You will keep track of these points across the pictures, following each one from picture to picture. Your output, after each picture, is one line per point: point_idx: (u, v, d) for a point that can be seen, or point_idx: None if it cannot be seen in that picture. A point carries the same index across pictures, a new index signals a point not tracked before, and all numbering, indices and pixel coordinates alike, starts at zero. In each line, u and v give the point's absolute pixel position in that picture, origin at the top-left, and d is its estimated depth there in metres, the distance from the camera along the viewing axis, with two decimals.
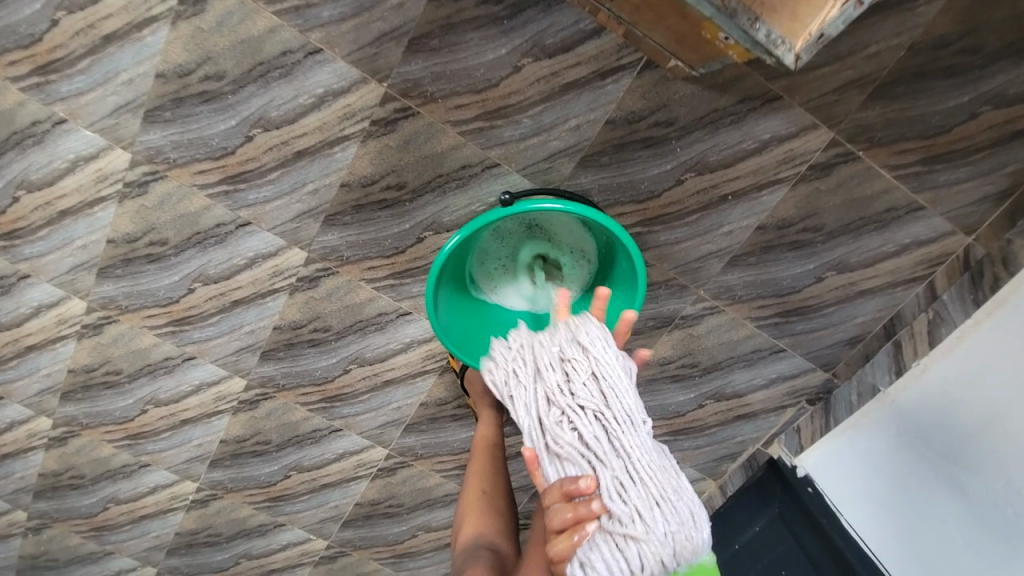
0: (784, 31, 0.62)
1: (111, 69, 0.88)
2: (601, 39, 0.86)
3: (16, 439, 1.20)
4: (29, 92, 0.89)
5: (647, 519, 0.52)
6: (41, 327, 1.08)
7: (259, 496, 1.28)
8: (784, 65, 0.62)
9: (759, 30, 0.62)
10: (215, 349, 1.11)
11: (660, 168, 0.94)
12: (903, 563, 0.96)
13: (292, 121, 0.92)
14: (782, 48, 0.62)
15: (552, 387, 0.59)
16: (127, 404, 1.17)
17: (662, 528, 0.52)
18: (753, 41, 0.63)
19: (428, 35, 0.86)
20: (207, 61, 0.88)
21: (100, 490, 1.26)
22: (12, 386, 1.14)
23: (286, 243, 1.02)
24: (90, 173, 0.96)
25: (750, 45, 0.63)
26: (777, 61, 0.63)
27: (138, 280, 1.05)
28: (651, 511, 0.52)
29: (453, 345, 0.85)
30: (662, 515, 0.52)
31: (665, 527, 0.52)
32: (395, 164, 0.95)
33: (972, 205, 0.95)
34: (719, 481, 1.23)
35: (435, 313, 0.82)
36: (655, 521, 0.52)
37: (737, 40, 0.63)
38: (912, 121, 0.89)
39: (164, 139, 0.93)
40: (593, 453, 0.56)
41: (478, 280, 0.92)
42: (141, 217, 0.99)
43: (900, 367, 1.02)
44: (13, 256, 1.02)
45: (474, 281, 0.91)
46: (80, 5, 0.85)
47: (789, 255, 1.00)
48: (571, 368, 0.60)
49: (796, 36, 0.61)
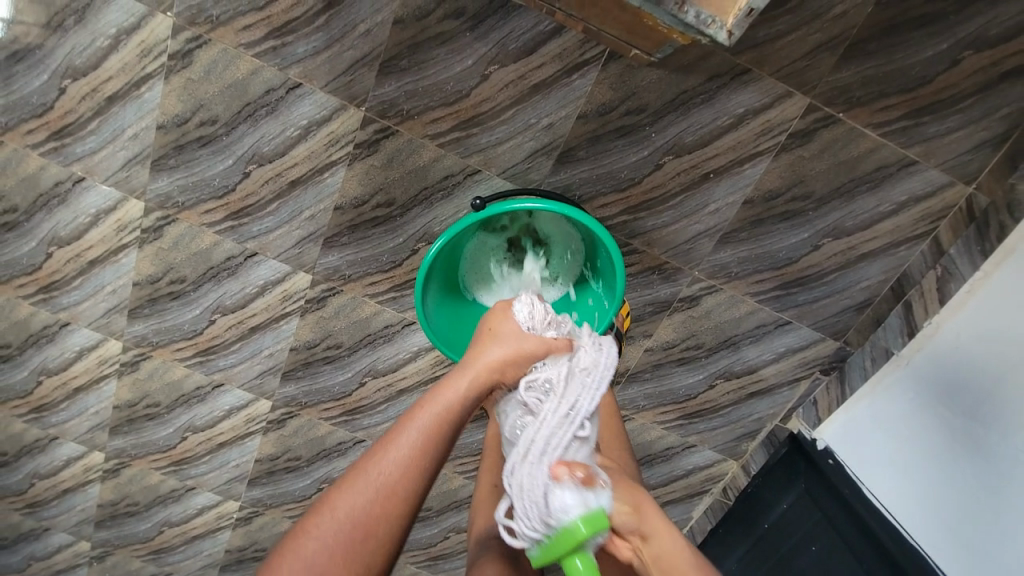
0: (714, 10, 0.72)
1: (117, 126, 0.96)
2: (562, 37, 0.88)
3: (75, 474, 1.31)
4: (49, 156, 0.98)
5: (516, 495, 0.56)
6: (85, 369, 1.18)
7: (296, 510, 1.35)
8: (720, 40, 0.74)
9: (688, 12, 0.72)
10: (240, 374, 1.19)
11: (637, 156, 0.95)
12: (926, 528, 0.94)
13: (283, 153, 0.98)
14: (714, 27, 0.73)
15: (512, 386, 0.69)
16: (169, 433, 1.26)
17: (528, 505, 0.55)
18: (685, 24, 0.73)
19: (397, 57, 0.90)
20: (200, 108, 0.95)
21: (154, 515, 1.36)
22: (66, 426, 1.25)
23: (292, 268, 1.08)
24: (111, 224, 1.04)
25: (683, 26, 0.73)
26: (712, 37, 0.74)
27: (164, 317, 1.13)
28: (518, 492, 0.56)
29: (440, 339, 0.89)
30: (530, 493, 0.55)
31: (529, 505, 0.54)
32: (383, 182, 1.00)
33: (967, 153, 0.93)
34: (741, 460, 1.22)
35: (424, 313, 0.86)
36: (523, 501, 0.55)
37: (670, 24, 0.73)
38: (890, 76, 0.88)
39: (171, 185, 1.00)
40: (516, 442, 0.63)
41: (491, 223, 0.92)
42: (160, 259, 1.07)
43: (912, 329, 1.01)
44: (54, 307, 1.12)
45: (464, 277, 0.94)
46: (82, 72, 0.93)
47: (781, 226, 1.00)
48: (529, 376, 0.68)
49: (726, 13, 0.72)
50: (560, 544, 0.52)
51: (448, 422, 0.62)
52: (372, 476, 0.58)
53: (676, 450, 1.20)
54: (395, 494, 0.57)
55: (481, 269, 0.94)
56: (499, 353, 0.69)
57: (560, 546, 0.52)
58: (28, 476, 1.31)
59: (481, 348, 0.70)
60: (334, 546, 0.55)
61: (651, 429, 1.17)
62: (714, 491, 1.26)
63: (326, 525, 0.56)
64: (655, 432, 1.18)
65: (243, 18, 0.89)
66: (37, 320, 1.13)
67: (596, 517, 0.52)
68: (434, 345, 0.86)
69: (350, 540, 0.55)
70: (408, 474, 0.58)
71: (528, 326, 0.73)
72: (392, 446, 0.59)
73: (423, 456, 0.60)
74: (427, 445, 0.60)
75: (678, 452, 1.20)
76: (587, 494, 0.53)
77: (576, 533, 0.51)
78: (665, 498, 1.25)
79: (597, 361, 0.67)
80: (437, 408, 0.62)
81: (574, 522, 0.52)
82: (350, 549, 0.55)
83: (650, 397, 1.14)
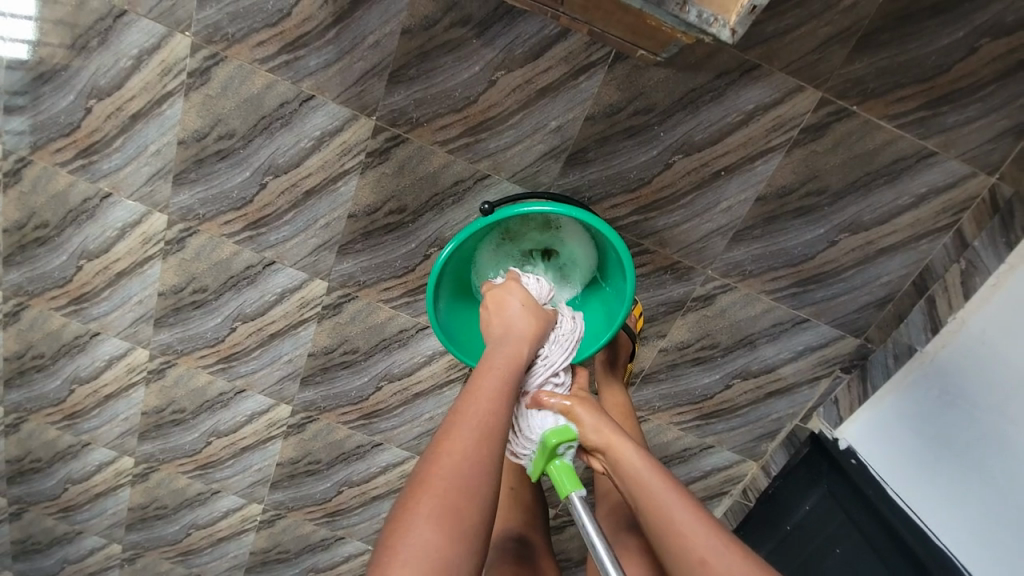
0: (716, 9, 0.74)
1: (141, 143, 1.00)
2: (568, 41, 0.89)
3: (106, 479, 1.36)
4: (77, 173, 1.03)
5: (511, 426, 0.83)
6: (115, 377, 1.23)
7: (318, 513, 1.37)
8: (723, 38, 0.74)
9: (690, 11, 0.72)
10: (261, 379, 1.22)
11: (646, 156, 0.95)
12: (956, 531, 0.91)
13: (298, 164, 1.00)
14: (717, 26, 0.74)
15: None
16: (194, 438, 1.30)
17: (521, 430, 0.81)
18: (687, 22, 0.73)
19: (405, 66, 0.92)
20: (218, 122, 0.98)
21: (182, 517, 1.40)
22: (97, 432, 1.30)
23: (308, 275, 1.10)
24: (136, 237, 1.08)
25: (685, 26, 0.73)
26: (716, 35, 0.74)
27: (188, 325, 1.17)
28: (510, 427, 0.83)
29: (447, 336, 0.89)
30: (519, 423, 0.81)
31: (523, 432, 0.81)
32: (394, 190, 1.01)
33: (989, 142, 0.91)
34: (760, 461, 1.20)
35: (433, 310, 0.86)
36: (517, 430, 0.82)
37: (672, 24, 0.73)
38: (905, 67, 0.87)
39: (193, 198, 1.04)
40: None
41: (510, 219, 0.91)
42: (183, 269, 1.11)
43: (936, 325, 0.98)
44: (85, 318, 1.16)
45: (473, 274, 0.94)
46: (106, 92, 0.97)
47: (795, 222, 0.98)
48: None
49: (729, 11, 0.74)
50: (543, 456, 0.79)
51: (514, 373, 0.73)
52: (474, 416, 0.66)
53: (694, 451, 1.19)
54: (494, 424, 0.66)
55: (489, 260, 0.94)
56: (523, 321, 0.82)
57: (542, 454, 0.79)
58: (62, 481, 1.36)
59: (521, 319, 0.81)
60: (462, 474, 0.61)
61: (668, 430, 1.16)
62: (734, 492, 1.24)
63: (444, 462, 0.62)
64: (672, 433, 1.17)
65: (257, 35, 0.92)
66: (69, 330, 1.18)
67: (561, 431, 0.78)
68: (442, 344, 0.86)
69: (470, 468, 0.62)
70: (499, 404, 0.68)
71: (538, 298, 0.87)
72: (480, 396, 0.68)
73: (507, 395, 0.70)
74: (509, 382, 0.72)
75: (696, 453, 1.19)
76: (554, 416, 0.79)
77: (549, 443, 0.78)
78: None
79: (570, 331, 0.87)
80: (503, 366, 0.73)
81: (547, 437, 0.78)
82: (468, 478, 0.62)
83: (666, 398, 1.13)
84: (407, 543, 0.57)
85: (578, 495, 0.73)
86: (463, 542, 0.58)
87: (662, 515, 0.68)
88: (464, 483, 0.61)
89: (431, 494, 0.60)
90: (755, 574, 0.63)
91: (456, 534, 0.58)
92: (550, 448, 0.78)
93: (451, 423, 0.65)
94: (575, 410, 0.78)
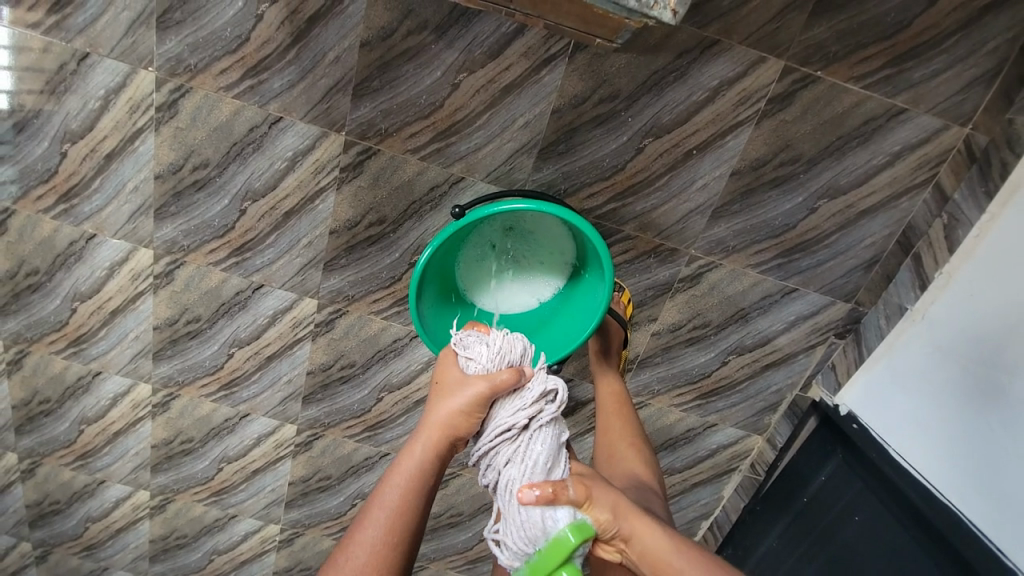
0: None
1: (119, 182, 1.01)
2: (526, 36, 0.89)
3: (125, 514, 1.38)
4: (61, 218, 1.04)
5: (509, 521, 0.65)
6: (121, 414, 1.25)
7: (334, 527, 1.39)
8: (665, 23, 0.66)
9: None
10: (264, 403, 1.23)
11: (616, 142, 0.95)
12: (958, 485, 0.89)
13: (274, 186, 1.01)
14: (659, 8, 0.65)
15: (505, 429, 0.73)
16: (206, 465, 1.31)
17: (522, 524, 0.64)
18: (628, 10, 0.65)
19: (369, 78, 0.92)
20: (192, 153, 0.99)
21: (202, 545, 1.42)
22: (111, 469, 1.32)
23: (298, 295, 1.11)
24: (125, 274, 1.10)
25: (626, 13, 0.66)
26: (657, 20, 0.66)
27: (186, 356, 1.18)
28: (509, 513, 0.66)
29: (435, 342, 0.89)
30: (523, 512, 0.64)
31: (527, 523, 0.63)
32: (372, 202, 1.02)
33: (958, 94, 0.90)
34: (765, 435, 1.20)
35: (419, 317, 0.87)
36: (518, 521, 0.64)
37: (613, 12, 0.66)
38: (864, 26, 0.86)
39: (176, 231, 1.05)
40: (510, 471, 0.70)
41: (481, 229, 0.93)
42: (175, 302, 1.12)
43: (924, 281, 0.98)
44: (86, 358, 1.18)
45: (456, 278, 0.95)
46: (79, 134, 0.98)
47: (773, 193, 0.98)
48: (507, 418, 0.72)
49: None
50: (552, 557, 0.61)
51: (421, 472, 0.73)
52: (389, 497, 0.71)
53: (697, 431, 1.19)
54: (410, 500, 0.71)
55: (468, 267, 0.95)
56: (449, 406, 0.75)
57: (553, 556, 0.61)
58: (82, 521, 1.38)
59: (436, 403, 0.76)
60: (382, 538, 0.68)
61: (669, 413, 1.17)
62: (743, 468, 1.24)
63: (369, 529, 0.68)
64: (674, 415, 1.17)
65: (219, 63, 0.92)
66: (71, 372, 1.20)
67: (583, 526, 0.62)
68: (431, 350, 0.86)
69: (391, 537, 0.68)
70: (416, 484, 0.72)
71: (511, 350, 0.78)
72: (392, 479, 0.72)
73: (424, 473, 0.73)
74: (423, 471, 0.73)
75: (700, 433, 1.20)
76: (563, 511, 0.63)
77: (567, 543, 0.61)
78: (693, 480, 1.25)
79: (544, 383, 0.75)
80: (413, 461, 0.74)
81: (564, 532, 0.62)
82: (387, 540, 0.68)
83: (663, 380, 1.14)
84: None
85: None
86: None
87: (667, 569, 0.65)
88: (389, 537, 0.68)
89: (355, 557, 0.66)
90: None
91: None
92: (563, 549, 0.61)
93: (369, 504, 0.71)
94: (593, 496, 0.65)
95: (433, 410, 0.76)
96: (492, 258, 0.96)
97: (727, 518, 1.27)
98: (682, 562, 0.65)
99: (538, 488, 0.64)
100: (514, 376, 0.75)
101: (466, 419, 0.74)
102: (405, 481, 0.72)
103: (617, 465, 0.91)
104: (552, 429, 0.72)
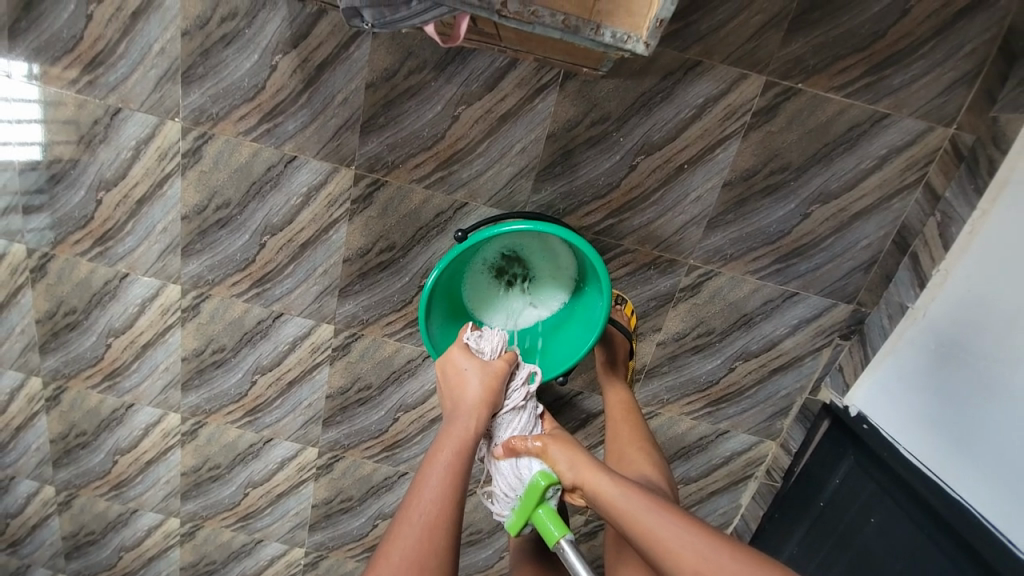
0: (627, 27, 0.70)
1: (149, 224, 1.09)
2: (518, 69, 0.95)
3: (157, 541, 1.42)
4: (97, 260, 1.12)
5: (497, 477, 0.86)
6: (152, 443, 1.31)
7: (358, 549, 1.41)
8: (639, 54, 0.71)
9: (605, 33, 0.69)
10: (287, 427, 1.28)
11: (610, 161, 0.99)
12: (968, 482, 0.88)
13: (291, 221, 1.08)
14: (632, 42, 0.70)
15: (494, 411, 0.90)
16: (232, 490, 1.36)
17: (507, 476, 0.85)
18: (604, 45, 0.70)
19: (375, 116, 0.99)
20: (215, 194, 1.07)
21: (231, 569, 1.46)
22: (143, 497, 1.37)
23: (315, 321, 1.17)
24: (156, 309, 1.17)
25: (603, 48, 0.70)
26: (632, 52, 0.71)
27: (212, 385, 1.24)
28: (499, 473, 0.86)
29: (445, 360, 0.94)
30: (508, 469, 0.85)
31: (513, 478, 0.84)
32: (382, 230, 1.08)
33: (939, 97, 0.93)
34: (779, 440, 1.21)
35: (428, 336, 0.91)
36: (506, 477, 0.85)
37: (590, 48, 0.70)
38: (840, 38, 0.90)
39: (201, 266, 1.12)
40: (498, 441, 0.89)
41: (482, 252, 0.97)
42: (202, 333, 1.19)
43: (923, 279, 0.99)
44: (120, 392, 1.25)
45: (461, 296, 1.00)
46: (113, 181, 1.07)
47: (766, 201, 1.01)
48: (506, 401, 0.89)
49: (639, 28, 0.70)
50: (530, 499, 0.81)
51: (467, 437, 0.81)
52: (441, 460, 0.77)
53: (710, 438, 1.20)
54: (459, 461, 0.77)
55: (472, 287, 1.00)
56: (480, 382, 0.86)
57: (530, 497, 0.81)
58: (116, 550, 1.44)
59: (471, 380, 0.86)
60: (439, 493, 0.73)
61: (680, 421, 1.18)
62: (759, 474, 1.25)
63: (426, 489, 0.74)
64: (685, 423, 1.19)
65: (239, 110, 1.00)
66: (106, 405, 1.27)
67: (547, 472, 0.82)
68: (442, 368, 0.90)
69: (448, 490, 0.74)
70: (465, 446, 0.79)
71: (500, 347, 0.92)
72: (442, 447, 0.79)
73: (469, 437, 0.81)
74: (468, 436, 0.81)
75: (713, 441, 1.20)
76: (532, 461, 0.84)
77: (539, 484, 0.81)
78: (709, 488, 1.26)
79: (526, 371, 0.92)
80: (458, 431, 0.81)
81: (537, 477, 0.82)
82: (443, 495, 0.73)
83: (673, 389, 1.16)
84: (401, 546, 0.69)
85: (566, 539, 0.75)
86: (443, 528, 0.71)
87: (616, 513, 0.74)
88: (446, 493, 0.73)
89: (417, 514, 0.71)
90: (694, 535, 0.67)
91: (435, 530, 0.70)
92: (538, 491, 0.81)
93: (421, 471, 0.76)
94: (549, 450, 0.83)
95: (469, 385, 0.86)
96: (497, 270, 1.00)
97: (746, 526, 1.29)
98: (624, 502, 0.74)
99: (516, 445, 0.86)
100: (513, 357, 0.92)
101: (495, 392, 0.86)
102: (453, 446, 0.79)
103: (627, 467, 0.93)
104: (535, 402, 0.92)
